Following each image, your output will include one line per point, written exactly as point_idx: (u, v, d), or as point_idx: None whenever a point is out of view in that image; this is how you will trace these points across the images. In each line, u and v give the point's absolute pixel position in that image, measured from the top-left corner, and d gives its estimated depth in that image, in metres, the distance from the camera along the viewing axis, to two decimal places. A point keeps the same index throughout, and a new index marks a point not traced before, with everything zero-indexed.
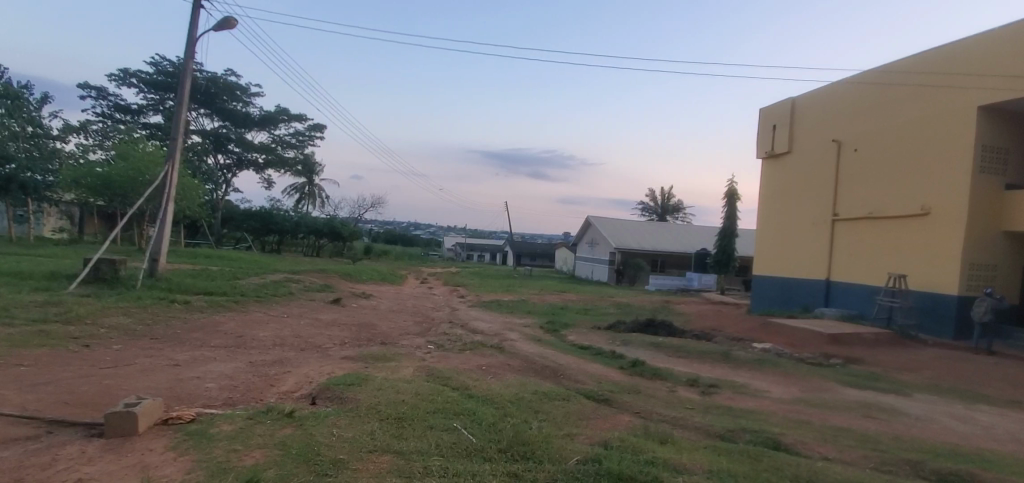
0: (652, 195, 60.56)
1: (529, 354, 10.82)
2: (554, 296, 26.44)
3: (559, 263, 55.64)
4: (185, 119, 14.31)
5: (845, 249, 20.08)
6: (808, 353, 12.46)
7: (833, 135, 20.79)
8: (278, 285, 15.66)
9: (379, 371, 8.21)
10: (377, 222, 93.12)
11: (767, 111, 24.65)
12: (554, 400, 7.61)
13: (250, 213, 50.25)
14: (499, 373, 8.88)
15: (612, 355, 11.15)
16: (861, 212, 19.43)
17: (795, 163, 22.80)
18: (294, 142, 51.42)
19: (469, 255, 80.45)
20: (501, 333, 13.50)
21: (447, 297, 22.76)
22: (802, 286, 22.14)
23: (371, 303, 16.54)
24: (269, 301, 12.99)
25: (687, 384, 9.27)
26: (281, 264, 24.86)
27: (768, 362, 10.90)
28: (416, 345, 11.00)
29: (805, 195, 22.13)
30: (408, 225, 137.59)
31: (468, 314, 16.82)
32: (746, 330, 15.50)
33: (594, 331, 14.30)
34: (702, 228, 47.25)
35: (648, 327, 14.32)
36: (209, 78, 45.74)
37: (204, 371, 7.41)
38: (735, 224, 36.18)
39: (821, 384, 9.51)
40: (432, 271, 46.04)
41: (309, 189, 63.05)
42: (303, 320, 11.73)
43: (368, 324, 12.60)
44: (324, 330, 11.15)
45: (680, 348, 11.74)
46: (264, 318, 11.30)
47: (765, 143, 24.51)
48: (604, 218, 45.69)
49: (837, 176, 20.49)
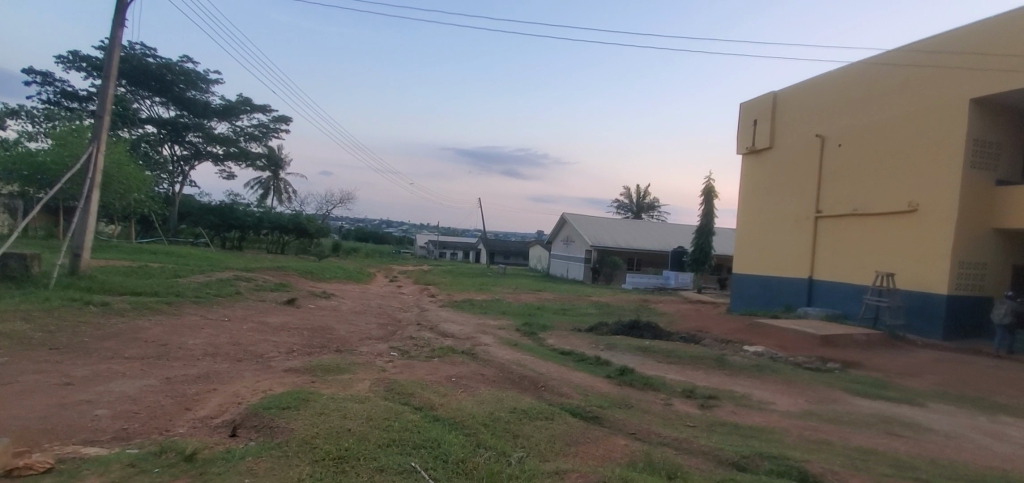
0: (627, 192, 60.13)
1: (505, 361, 9.60)
2: (530, 295, 25.31)
3: (533, 261, 54.65)
4: (113, 95, 12.60)
5: (828, 247, 19.60)
6: (804, 357, 11.63)
7: (816, 129, 20.30)
8: (225, 284, 14.01)
9: (327, 387, 6.87)
10: (347, 219, 90.45)
11: (747, 105, 24.05)
12: (536, 420, 6.42)
13: (209, 207, 47.56)
14: (471, 386, 7.64)
15: (597, 362, 10.03)
16: (844, 209, 18.95)
17: (776, 159, 22.25)
18: (257, 134, 48.82)
19: (441, 253, 78.81)
20: (474, 336, 12.26)
21: (417, 297, 21.36)
22: (783, 285, 21.60)
23: (332, 304, 15.07)
24: (209, 303, 11.40)
25: (684, 395, 8.22)
26: (237, 261, 23.01)
27: (767, 368, 9.97)
28: (377, 352, 9.67)
29: (787, 191, 21.58)
30: (379, 221, 134.53)
31: (438, 315, 15.50)
32: (734, 332, 14.66)
33: (576, 334, 13.18)
34: (678, 227, 46.91)
35: (633, 330, 13.28)
36: (163, 64, 43.07)
37: (102, 393, 5.94)
38: (713, 222, 35.79)
39: (828, 393, 8.62)
40: (403, 269, 44.36)
41: (274, 184, 60.35)
42: (247, 324, 10.25)
43: (324, 328, 11.17)
44: (270, 336, 9.70)
45: (670, 353, 10.71)
46: (200, 322, 9.78)
47: (745, 138, 23.90)
48: (580, 215, 44.80)
49: (821, 171, 19.98)
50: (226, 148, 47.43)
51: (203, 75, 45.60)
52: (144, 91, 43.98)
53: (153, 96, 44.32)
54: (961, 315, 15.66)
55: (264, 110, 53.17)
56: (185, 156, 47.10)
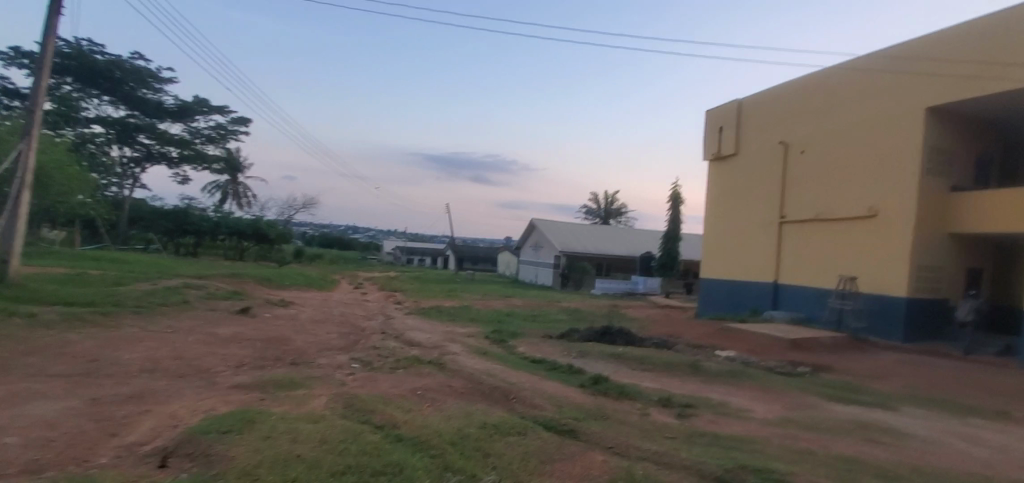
0: (595, 198, 60.54)
1: (474, 372, 9.12)
2: (499, 301, 24.85)
3: (502, 266, 54.27)
4: (47, 87, 11.56)
5: (792, 252, 19.90)
6: (775, 361, 11.59)
7: (780, 136, 20.66)
8: (171, 292, 13.03)
9: (278, 406, 6.25)
10: (311, 224, 88.00)
11: (712, 112, 24.32)
12: (508, 435, 5.99)
13: (162, 212, 45.24)
14: (439, 399, 7.14)
15: (570, 371, 9.67)
16: (808, 214, 19.28)
17: (742, 165, 22.54)
18: (214, 136, 46.80)
19: (408, 259, 77.55)
20: (441, 345, 11.72)
21: (382, 304, 20.60)
22: (749, 289, 21.86)
23: (289, 312, 14.23)
24: (151, 313, 10.48)
25: (661, 404, 7.93)
26: (189, 268, 21.73)
27: (741, 373, 9.82)
28: (337, 364, 9.02)
29: (753, 196, 21.86)
30: (344, 227, 131.65)
31: (403, 323, 14.88)
32: (704, 337, 14.59)
33: (547, 341, 12.81)
34: (645, 233, 47.42)
35: (605, 336, 13.01)
36: (112, 61, 40.77)
37: (13, 418, 5.18)
38: (679, 227, 36.26)
39: (803, 399, 8.50)
40: (369, 275, 43.18)
41: (233, 188, 58.07)
42: (192, 336, 9.42)
43: (280, 339, 10.42)
44: (218, 348, 8.93)
45: (644, 360, 10.43)
46: (139, 335, 8.91)
47: (711, 145, 24.15)
48: (549, 220, 44.71)
49: (784, 177, 20.32)
50: (181, 150, 45.28)
51: (157, 74, 43.44)
52: (90, 90, 41.53)
53: (100, 95, 41.91)
54: (919, 317, 16.08)
55: (222, 111, 51.10)
56: (136, 158, 44.68)
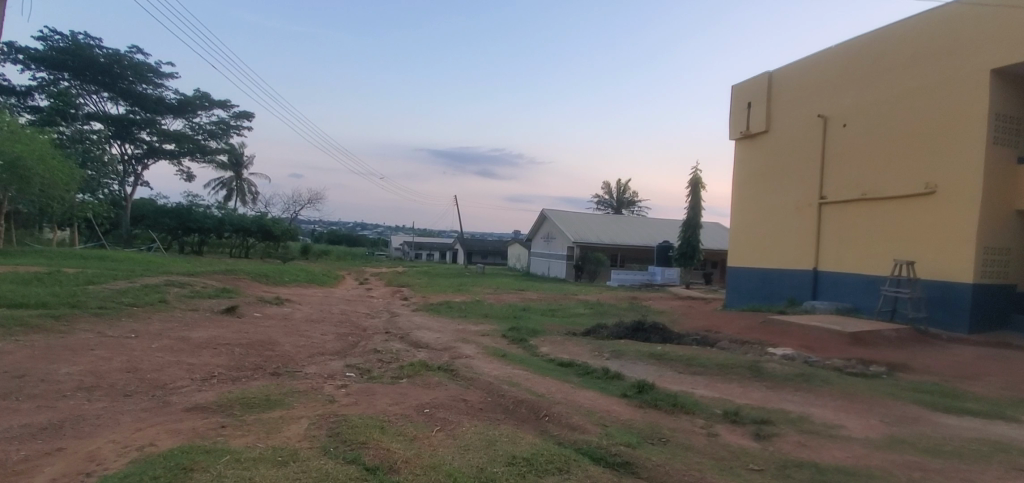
0: (607, 188, 58.72)
1: (492, 380, 7.57)
2: (512, 295, 23.31)
3: (512, 259, 52.74)
4: None
5: (833, 235, 18.13)
6: (841, 359, 9.95)
7: (818, 109, 18.82)
8: (149, 291, 11.64)
9: (240, 438, 4.72)
10: (318, 221, 87.10)
11: (740, 87, 22.43)
12: (547, 476, 4.42)
13: (164, 209, 43.90)
14: (452, 421, 5.60)
15: (606, 376, 8.09)
16: (851, 194, 17.49)
17: (773, 142, 20.70)
18: (216, 131, 45.43)
19: (417, 254, 76.32)
20: (452, 346, 10.19)
21: (387, 301, 19.13)
22: (784, 278, 20.08)
23: (283, 311, 12.78)
24: (116, 315, 9.06)
25: (729, 421, 6.33)
26: (182, 264, 20.41)
27: (811, 375, 8.20)
28: (327, 372, 7.50)
29: (786, 176, 20.07)
30: (352, 224, 130.67)
31: (410, 321, 13.39)
32: (747, 331, 12.96)
33: (572, 339, 11.26)
34: (661, 222, 45.63)
35: (639, 333, 11.43)
36: (110, 56, 39.47)
37: None
38: (700, 214, 34.47)
39: (901, 409, 6.87)
40: (376, 271, 41.84)
41: (237, 184, 56.99)
42: (157, 342, 7.95)
43: (265, 342, 8.95)
44: (186, 356, 7.46)
45: (691, 361, 8.84)
46: (91, 342, 7.46)
47: (739, 122, 22.32)
48: (561, 211, 43.08)
49: (823, 153, 18.52)
50: (182, 146, 43.82)
51: (156, 68, 42.16)
52: (89, 85, 40.24)
53: (99, 90, 40.64)
54: (987, 305, 14.29)
55: (223, 105, 49.80)
56: (137, 155, 43.22)
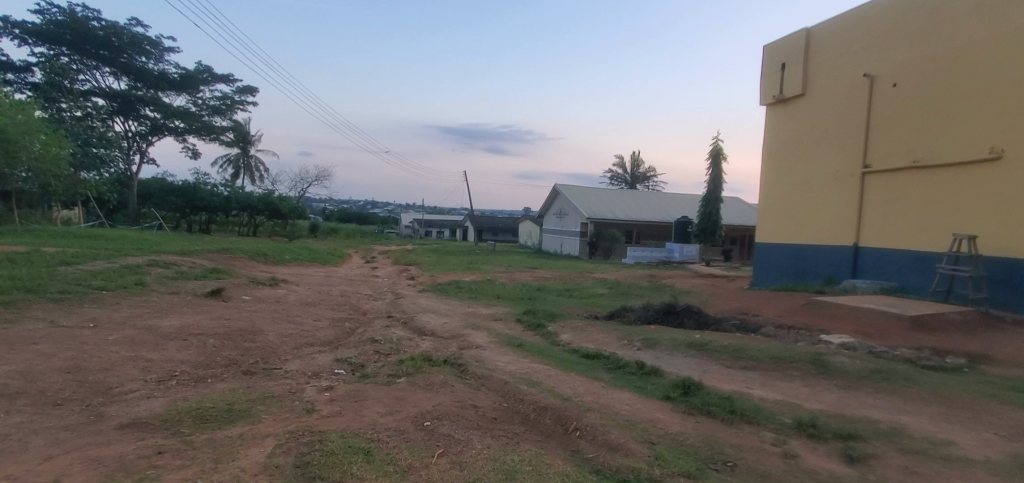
0: (621, 162, 56.87)
1: (508, 378, 6.35)
2: (524, 274, 22.10)
3: (523, 237, 51.43)
4: None
5: (877, 208, 16.56)
6: (910, 350, 8.62)
7: (864, 69, 17.03)
8: (127, 272, 10.56)
9: (178, 473, 3.58)
10: (327, 199, 86.23)
11: (773, 46, 20.58)
12: None
13: (171, 187, 42.56)
14: (458, 441, 4.39)
15: (643, 372, 6.85)
16: (899, 161, 15.86)
17: (810, 106, 18.96)
18: (220, 106, 44.16)
19: (427, 232, 75.24)
20: (461, 334, 8.97)
21: (393, 280, 17.97)
22: (819, 254, 18.57)
23: (275, 293, 11.66)
24: (77, 302, 7.93)
25: (804, 434, 5.08)
26: (179, 243, 19.42)
27: (887, 371, 6.88)
28: (311, 369, 6.31)
29: (824, 144, 18.39)
30: (362, 202, 129.79)
31: (415, 304, 12.22)
32: (790, 314, 11.60)
33: (595, 324, 10.02)
34: (677, 197, 44.06)
35: (669, 317, 10.13)
36: (108, 28, 37.92)
37: None
38: (721, 188, 33.03)
39: (1012, 418, 5.58)
40: (385, 249, 40.84)
41: (244, 161, 55.96)
42: (116, 334, 6.81)
43: (246, 330, 7.80)
44: (145, 350, 6.31)
45: (739, 353, 7.57)
46: (35, 335, 6.34)
47: (772, 85, 20.55)
48: (574, 186, 41.53)
49: (869, 118, 16.82)
50: (186, 122, 42.55)
51: (156, 41, 40.69)
52: (89, 60, 38.92)
53: (100, 66, 39.33)
54: None
55: (226, 79, 48.38)
56: (141, 132, 42.02)
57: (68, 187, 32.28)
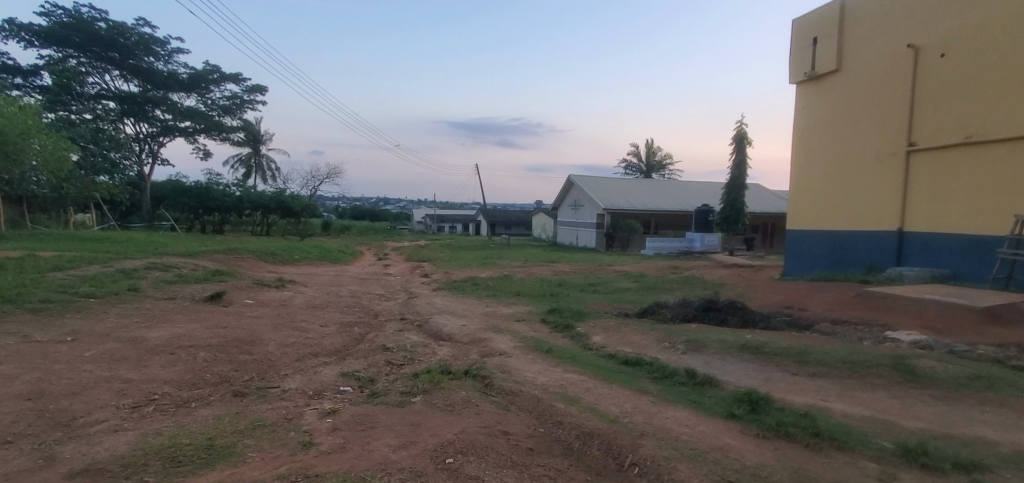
0: (636, 151, 55.48)
1: (542, 392, 5.45)
2: (542, 268, 21.16)
3: (537, 230, 50.37)
4: None
5: (923, 189, 15.32)
6: (994, 347, 7.53)
7: (907, 40, 15.72)
8: (121, 277, 9.86)
9: None
10: (340, 197, 86.02)
11: (803, 20, 19.26)
12: None
13: (183, 188, 42.27)
14: None
15: (695, 382, 5.89)
16: (949, 138, 14.58)
17: (846, 83, 17.66)
18: (229, 105, 43.61)
19: (440, 227, 74.54)
20: (482, 338, 8.07)
21: (406, 278, 17.14)
22: (859, 240, 17.32)
23: (281, 296, 10.89)
24: (58, 312, 7.21)
25: (914, 464, 4.12)
26: (185, 244, 18.78)
27: (987, 376, 5.84)
28: (314, 386, 5.47)
29: (862, 122, 17.11)
30: (374, 199, 129.51)
31: (429, 304, 11.37)
32: (842, 308, 10.51)
33: (629, 324, 9.06)
34: (696, 186, 42.71)
35: (711, 314, 9.13)
36: (114, 28, 37.41)
37: None
38: (744, 174, 31.73)
39: None
40: (397, 245, 40.13)
41: (255, 160, 55.63)
42: (95, 348, 6.03)
43: (243, 338, 6.98)
44: (124, 369, 5.51)
45: (803, 356, 6.57)
46: (3, 354, 5.60)
47: (803, 62, 19.28)
48: (589, 176, 40.40)
49: (914, 91, 15.51)
50: (196, 122, 42.04)
51: (163, 41, 40.17)
52: (97, 61, 38.53)
53: (109, 68, 38.93)
54: None
55: (235, 77, 47.91)
56: (152, 133, 41.57)
57: (81, 189, 32.02)
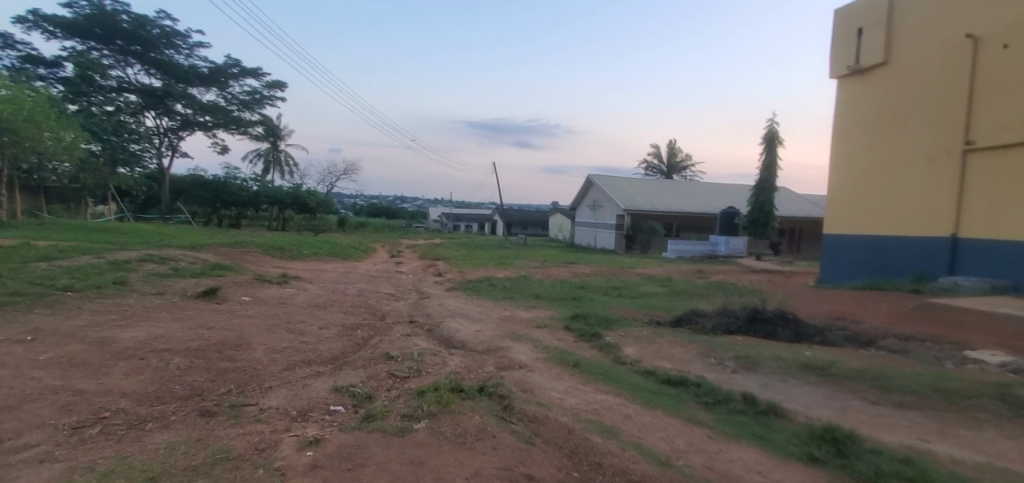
0: (657, 152, 54.04)
1: (573, 419, 4.48)
2: (561, 269, 20.13)
3: (554, 230, 49.37)
4: None
5: (983, 192, 13.95)
6: None
7: (966, 30, 14.29)
8: (109, 270, 9.10)
9: None
10: (358, 195, 85.97)
11: (845, 9, 17.80)
12: None
13: (200, 181, 42.06)
14: None
15: (756, 411, 4.88)
16: (1014, 136, 13.18)
17: (892, 77, 16.21)
18: (247, 100, 43.33)
19: (456, 226, 73.92)
20: (498, 347, 7.12)
21: (418, 277, 16.27)
22: (907, 247, 15.93)
23: (282, 293, 10.08)
24: (26, 307, 6.46)
25: None
26: (193, 237, 18.21)
27: None
28: (298, 404, 4.54)
29: (911, 119, 15.70)
30: (391, 196, 129.47)
31: (441, 306, 10.46)
32: (901, 321, 9.34)
33: (663, 334, 8.03)
34: (720, 187, 41.26)
35: (757, 325, 8.06)
36: (136, 21, 37.32)
37: None
38: (774, 175, 30.37)
39: None
40: (411, 243, 39.52)
41: (273, 155, 55.52)
42: (54, 351, 5.22)
43: (228, 342, 6.14)
44: (79, 378, 4.67)
45: (882, 382, 5.50)
46: None
47: (843, 54, 17.81)
48: (609, 176, 39.23)
49: (972, 85, 14.13)
50: (215, 116, 41.76)
51: (184, 34, 40.05)
52: (120, 54, 38.45)
53: (131, 61, 38.85)
54: None
55: (253, 72, 47.64)
56: (171, 127, 41.39)
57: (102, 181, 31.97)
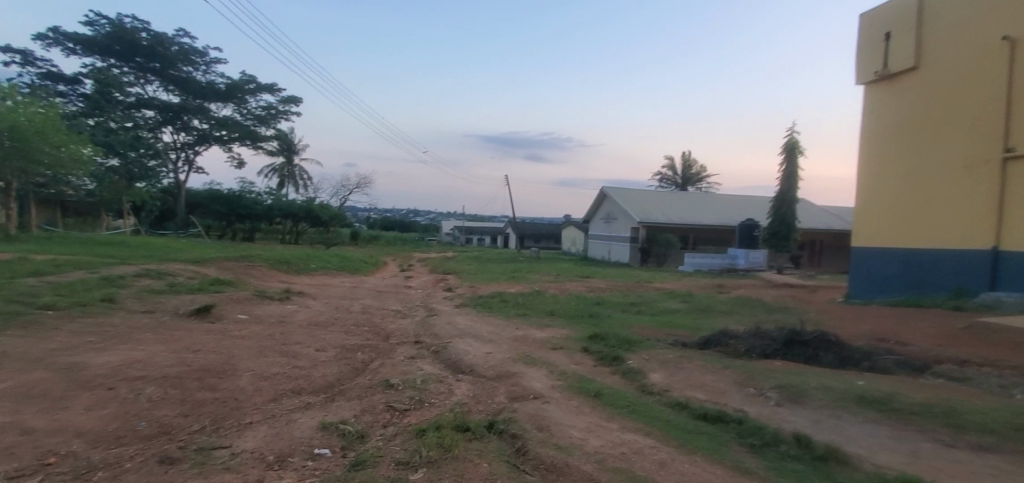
0: (672, 163, 53.23)
1: (597, 467, 3.80)
2: (575, 284, 19.41)
3: (567, 243, 48.65)
4: None
5: None
6: None
7: (1004, 32, 13.34)
8: (99, 286, 8.62)
9: None
10: (371, 209, 86.24)
11: (872, 13, 16.89)
12: None
13: (215, 195, 42.19)
14: None
15: (813, 457, 4.14)
16: None
17: (923, 83, 15.24)
18: (263, 115, 43.54)
19: (468, 239, 73.61)
20: (511, 373, 6.45)
21: (427, 293, 15.69)
22: (943, 261, 14.92)
23: (281, 310, 9.53)
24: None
25: None
26: (199, 251, 17.82)
27: None
28: (276, 446, 3.91)
29: (943, 126, 14.73)
30: (404, 209, 129.93)
31: (449, 324, 9.83)
32: (953, 343, 8.49)
33: (691, 358, 7.30)
34: (737, 200, 40.29)
35: (796, 348, 7.30)
36: (154, 38, 37.81)
37: None
38: (795, 186, 29.34)
39: None
40: (423, 256, 39.08)
41: (286, 169, 55.75)
42: (14, 380, 4.68)
43: (212, 368, 5.56)
44: (32, 413, 4.11)
45: (956, 421, 4.72)
46: None
47: (869, 60, 16.86)
48: (623, 188, 38.52)
49: (1011, 91, 13.20)
50: (230, 131, 41.95)
51: (202, 51, 40.49)
52: (138, 71, 38.92)
53: (150, 78, 39.28)
54: None
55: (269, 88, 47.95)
56: (188, 142, 41.65)
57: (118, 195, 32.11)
